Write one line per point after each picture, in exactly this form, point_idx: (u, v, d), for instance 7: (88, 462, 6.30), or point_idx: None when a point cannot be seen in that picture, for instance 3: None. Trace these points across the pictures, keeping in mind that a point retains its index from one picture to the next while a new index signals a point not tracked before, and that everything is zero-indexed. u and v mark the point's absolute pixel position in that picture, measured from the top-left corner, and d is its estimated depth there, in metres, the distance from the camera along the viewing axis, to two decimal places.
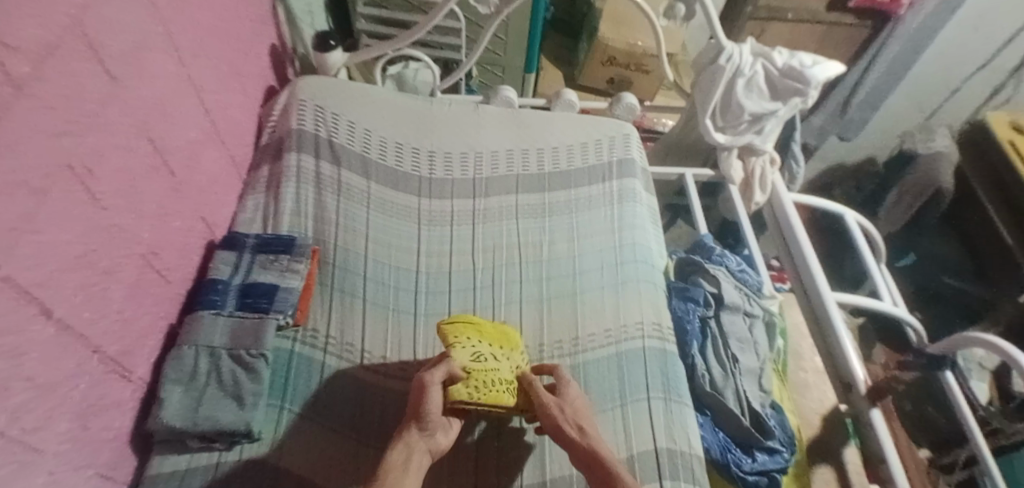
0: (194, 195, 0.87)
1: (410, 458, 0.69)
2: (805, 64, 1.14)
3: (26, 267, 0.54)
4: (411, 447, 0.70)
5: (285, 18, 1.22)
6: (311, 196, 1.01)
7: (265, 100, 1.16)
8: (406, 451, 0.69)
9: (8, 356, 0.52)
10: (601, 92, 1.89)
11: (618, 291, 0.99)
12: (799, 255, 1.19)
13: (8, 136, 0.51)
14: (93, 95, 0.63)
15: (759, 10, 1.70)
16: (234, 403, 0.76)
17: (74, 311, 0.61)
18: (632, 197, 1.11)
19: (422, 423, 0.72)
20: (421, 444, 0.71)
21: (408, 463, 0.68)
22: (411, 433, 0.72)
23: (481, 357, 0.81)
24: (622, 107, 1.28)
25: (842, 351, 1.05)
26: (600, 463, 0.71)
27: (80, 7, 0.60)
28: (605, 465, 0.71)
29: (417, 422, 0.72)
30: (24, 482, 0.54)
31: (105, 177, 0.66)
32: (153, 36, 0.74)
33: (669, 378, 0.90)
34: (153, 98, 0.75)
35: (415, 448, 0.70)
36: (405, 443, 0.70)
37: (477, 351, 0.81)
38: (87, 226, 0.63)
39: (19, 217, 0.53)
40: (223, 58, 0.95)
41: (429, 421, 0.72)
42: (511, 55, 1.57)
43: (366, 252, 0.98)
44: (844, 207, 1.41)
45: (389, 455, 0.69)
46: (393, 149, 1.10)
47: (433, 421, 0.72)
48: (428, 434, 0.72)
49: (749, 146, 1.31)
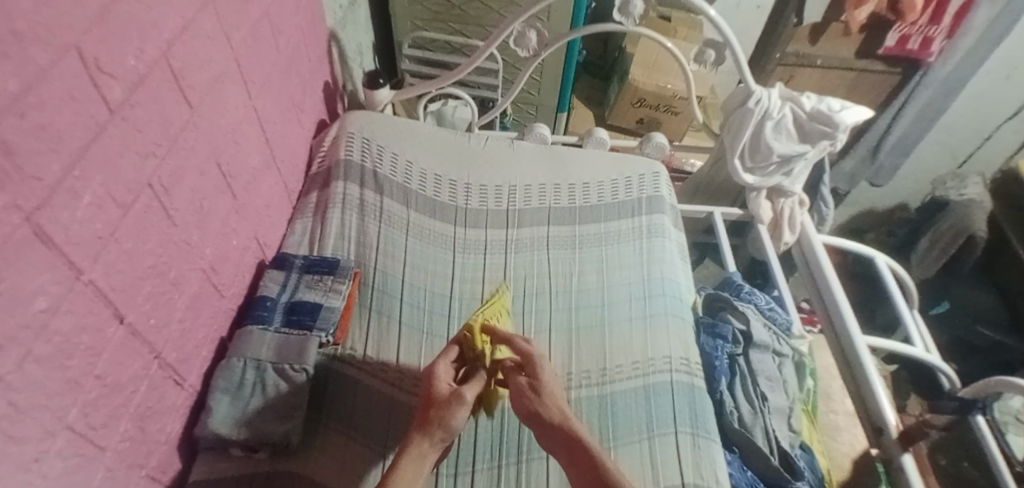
0: (251, 216, 0.94)
1: (418, 468, 0.70)
2: (833, 109, 1.18)
3: (107, 274, 0.59)
4: (424, 458, 0.71)
5: (338, 57, 1.31)
6: (355, 221, 1.07)
7: (316, 132, 1.23)
8: (416, 465, 0.70)
9: (83, 353, 0.56)
10: (632, 132, 1.96)
11: (646, 324, 1.00)
12: (830, 299, 1.19)
13: (102, 154, 0.57)
14: (174, 121, 0.70)
15: (788, 57, 1.75)
16: (275, 415, 0.80)
17: (143, 317, 0.66)
18: (661, 233, 1.14)
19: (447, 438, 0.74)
20: (428, 454, 0.72)
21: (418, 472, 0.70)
22: (428, 443, 0.72)
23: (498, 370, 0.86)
24: (652, 146, 1.32)
25: (873, 395, 1.04)
26: (584, 445, 0.71)
27: (171, 44, 0.68)
28: (589, 446, 0.70)
29: (439, 436, 0.73)
30: (85, 474, 0.58)
31: (179, 196, 0.72)
32: (227, 70, 0.82)
33: (697, 413, 0.90)
34: (224, 127, 0.82)
35: (426, 461, 0.71)
36: (428, 449, 0.72)
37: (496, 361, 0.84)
38: (161, 240, 0.69)
39: (103, 227, 0.58)
40: (283, 92, 1.03)
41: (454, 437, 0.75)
42: (545, 96, 1.64)
43: (403, 276, 1.03)
44: (875, 250, 1.41)
45: (399, 467, 0.69)
46: (432, 180, 1.16)
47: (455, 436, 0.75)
48: (438, 440, 0.73)
49: (778, 187, 1.33)
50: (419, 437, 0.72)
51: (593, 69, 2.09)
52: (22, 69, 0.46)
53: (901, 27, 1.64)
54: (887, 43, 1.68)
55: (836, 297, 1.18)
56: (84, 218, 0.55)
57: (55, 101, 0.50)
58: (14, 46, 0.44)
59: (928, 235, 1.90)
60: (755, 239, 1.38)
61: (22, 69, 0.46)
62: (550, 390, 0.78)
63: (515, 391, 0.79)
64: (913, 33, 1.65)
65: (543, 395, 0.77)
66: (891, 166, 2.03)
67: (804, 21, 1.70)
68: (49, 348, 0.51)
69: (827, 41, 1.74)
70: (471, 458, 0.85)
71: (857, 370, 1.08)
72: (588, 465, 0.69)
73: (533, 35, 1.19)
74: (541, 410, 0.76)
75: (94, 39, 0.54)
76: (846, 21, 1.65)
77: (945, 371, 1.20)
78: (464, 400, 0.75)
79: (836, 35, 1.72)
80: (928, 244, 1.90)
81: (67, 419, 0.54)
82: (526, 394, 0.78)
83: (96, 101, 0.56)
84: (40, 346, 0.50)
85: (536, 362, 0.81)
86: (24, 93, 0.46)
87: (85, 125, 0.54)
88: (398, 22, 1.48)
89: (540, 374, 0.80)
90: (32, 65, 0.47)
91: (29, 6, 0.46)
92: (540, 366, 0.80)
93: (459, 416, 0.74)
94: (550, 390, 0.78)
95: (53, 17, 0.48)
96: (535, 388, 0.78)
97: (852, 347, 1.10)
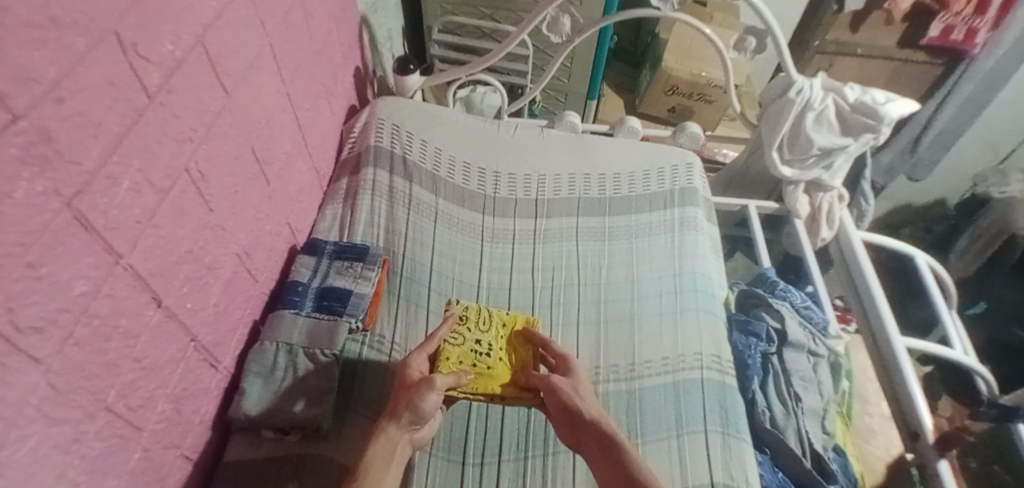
0: (284, 202, 0.94)
1: (389, 451, 0.71)
2: (878, 101, 1.14)
3: (145, 259, 0.60)
4: (395, 441, 0.71)
5: (369, 42, 1.30)
6: (384, 208, 1.07)
7: (347, 118, 1.23)
8: (387, 448, 0.71)
9: (123, 337, 0.57)
10: (663, 120, 1.92)
11: (677, 319, 0.98)
12: (868, 299, 1.16)
13: (140, 140, 0.58)
14: (210, 107, 0.70)
15: (827, 45, 1.71)
16: (306, 400, 0.81)
17: (180, 300, 0.67)
18: (693, 226, 1.12)
19: (408, 421, 0.73)
20: (399, 437, 0.72)
21: (388, 457, 0.70)
22: (396, 426, 0.72)
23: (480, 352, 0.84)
24: (686, 136, 1.28)
25: (910, 397, 1.01)
26: (611, 442, 0.72)
27: (206, 29, 0.68)
28: (614, 442, 0.71)
29: (405, 417, 0.73)
30: (123, 454, 0.60)
31: (215, 182, 0.72)
32: (262, 57, 0.82)
33: (728, 412, 0.89)
34: (258, 113, 0.83)
35: (396, 450, 0.71)
36: (398, 433, 0.72)
37: (485, 344, 0.86)
38: (197, 225, 0.69)
39: (142, 213, 0.59)
40: (315, 78, 1.03)
41: (417, 419, 0.73)
42: (576, 83, 1.62)
43: (432, 263, 1.03)
44: (915, 249, 1.37)
45: (368, 450, 0.70)
46: (461, 168, 1.15)
47: (418, 418, 0.73)
48: (405, 422, 0.73)
49: (816, 181, 1.29)
50: (388, 422, 0.73)
51: (623, 55, 2.05)
52: (60, 55, 0.46)
53: (946, 17, 1.58)
54: (930, 34, 1.62)
55: (874, 296, 1.14)
56: (122, 204, 0.56)
57: (93, 88, 0.51)
58: (50, 31, 0.45)
59: (968, 232, 1.89)
60: (791, 234, 1.34)
61: (59, 56, 0.46)
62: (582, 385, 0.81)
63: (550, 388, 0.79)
64: (957, 24, 1.59)
65: (577, 389, 0.80)
66: (930, 160, 1.97)
67: (845, 8, 1.63)
68: (89, 332, 0.52)
69: (867, 29, 1.66)
70: (498, 449, 0.84)
71: (894, 373, 1.05)
72: (613, 464, 0.70)
73: (567, 22, 1.14)
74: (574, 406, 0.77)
75: (131, 25, 0.55)
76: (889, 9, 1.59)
77: (982, 374, 1.17)
78: (434, 384, 0.74)
79: (878, 24, 1.65)
80: (969, 241, 1.90)
81: (106, 401, 0.56)
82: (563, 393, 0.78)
83: (134, 86, 0.56)
84: (80, 329, 0.51)
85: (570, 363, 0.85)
86: (62, 79, 0.47)
87: (123, 112, 0.55)
88: (428, 7, 1.47)
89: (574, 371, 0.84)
90: (69, 50, 0.47)
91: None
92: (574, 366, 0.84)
93: (427, 400, 0.73)
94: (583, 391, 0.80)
95: (89, 3, 0.49)
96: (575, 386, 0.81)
97: (890, 349, 1.07)
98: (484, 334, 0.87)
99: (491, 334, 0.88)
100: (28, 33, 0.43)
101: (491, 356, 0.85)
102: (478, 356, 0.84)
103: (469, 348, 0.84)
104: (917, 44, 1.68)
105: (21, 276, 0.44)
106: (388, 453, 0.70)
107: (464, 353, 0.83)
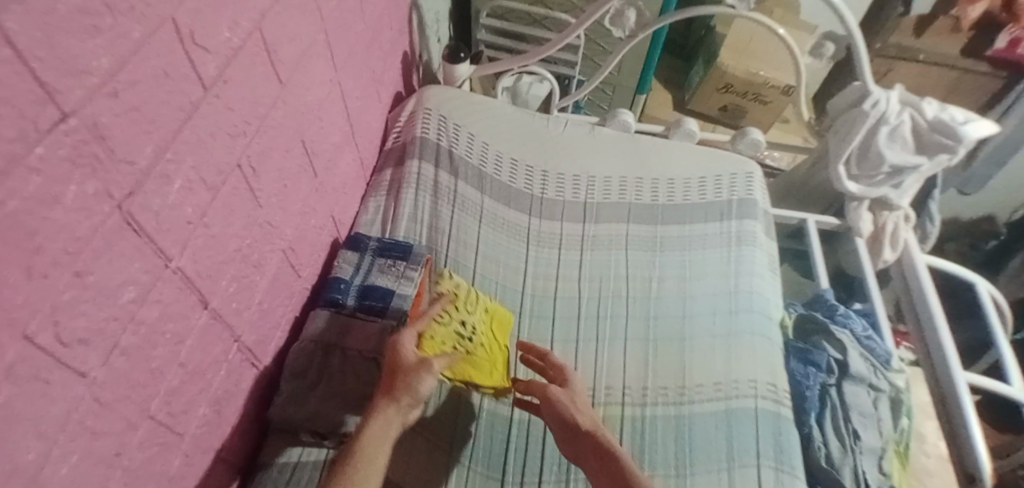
0: (330, 194, 0.91)
1: (384, 434, 0.67)
2: (957, 120, 1.05)
3: (195, 261, 0.57)
4: (389, 423, 0.68)
5: (417, 26, 1.25)
6: (428, 203, 1.02)
7: (392, 106, 1.18)
8: (382, 430, 0.67)
9: (169, 343, 0.55)
10: (713, 119, 1.84)
11: (731, 343, 0.93)
12: (932, 329, 1.08)
13: (195, 135, 0.54)
14: (265, 98, 0.66)
15: (889, 48, 1.70)
16: (346, 405, 0.78)
17: (227, 301, 0.64)
18: (751, 241, 1.05)
19: (398, 401, 0.69)
20: (397, 419, 0.69)
21: (383, 441, 0.67)
22: (393, 407, 0.69)
23: (462, 334, 0.83)
24: (746, 143, 1.21)
25: (969, 440, 0.96)
26: (612, 459, 0.69)
27: (264, 15, 0.63)
28: (619, 465, 0.68)
29: (400, 399, 0.69)
30: (164, 462, 0.57)
31: (265, 177, 0.69)
32: (317, 43, 0.78)
33: (783, 446, 0.84)
34: (310, 103, 0.79)
35: (390, 431, 0.68)
36: (395, 414, 0.69)
37: (469, 327, 0.84)
38: (247, 222, 0.66)
39: (193, 212, 0.55)
40: (366, 65, 0.98)
41: (408, 402, 0.70)
42: (625, 76, 1.55)
43: (475, 266, 0.99)
44: (977, 276, 1.29)
45: (365, 432, 0.67)
46: (509, 166, 1.10)
47: (408, 401, 0.70)
48: (405, 406, 0.69)
49: (883, 199, 1.21)
50: (386, 403, 0.69)
51: (673, 48, 1.96)
52: (116, 44, 0.42)
53: (1013, 31, 1.58)
54: (997, 45, 1.62)
55: (937, 327, 1.07)
56: (175, 204, 0.52)
57: (149, 79, 0.46)
58: (106, 18, 0.40)
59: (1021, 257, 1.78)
60: (851, 252, 1.27)
61: (115, 45, 0.42)
62: (579, 395, 0.78)
63: (545, 398, 0.77)
64: None
65: (575, 401, 0.77)
66: (983, 175, 1.86)
67: (911, 11, 1.65)
68: (135, 340, 0.49)
69: (932, 36, 1.66)
70: (539, 469, 0.81)
71: (953, 411, 0.99)
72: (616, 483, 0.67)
73: (632, 15, 1.08)
74: (567, 417, 0.75)
75: (189, 10, 0.50)
76: (957, 16, 1.59)
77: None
78: (433, 367, 0.71)
79: (943, 32, 1.65)
80: None
81: (149, 410, 0.53)
82: (556, 401, 0.76)
83: (190, 77, 0.52)
84: (127, 337, 0.48)
85: (567, 372, 0.82)
86: (117, 71, 0.43)
87: (178, 105, 0.51)
88: None
89: (568, 379, 0.81)
90: (126, 39, 0.43)
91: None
92: (569, 376, 0.81)
93: (425, 382, 0.71)
94: (579, 402, 0.78)
95: None
96: (570, 396, 0.78)
97: (951, 385, 1.01)
98: (467, 314, 0.85)
99: (475, 316, 0.86)
100: (82, 20, 0.38)
101: (473, 342, 0.83)
102: (461, 339, 0.82)
103: (454, 330, 0.82)
104: (981, 53, 1.67)
105: (69, 285, 0.41)
106: (383, 437, 0.67)
107: (448, 335, 0.81)
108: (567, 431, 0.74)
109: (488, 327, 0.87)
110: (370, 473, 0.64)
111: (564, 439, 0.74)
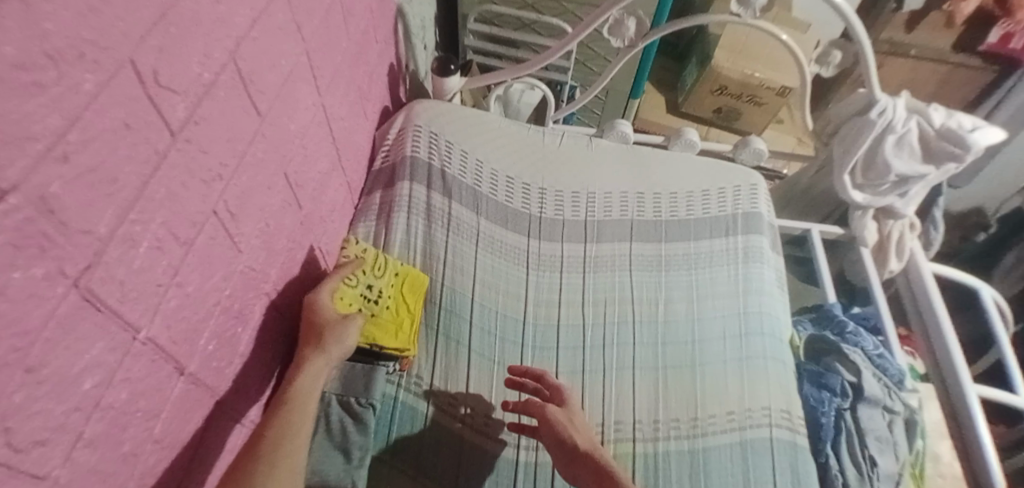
0: (316, 225, 0.85)
1: (314, 384, 0.70)
2: (964, 128, 1.02)
3: (168, 327, 0.51)
4: (318, 372, 0.71)
5: (403, 35, 1.18)
6: (421, 228, 0.97)
7: (379, 122, 1.12)
8: (313, 378, 0.70)
9: (142, 421, 0.49)
10: (708, 121, 1.80)
11: (744, 368, 0.90)
12: (939, 340, 1.05)
13: (164, 188, 0.48)
14: (242, 135, 0.60)
15: (882, 44, 1.66)
16: (341, 457, 0.74)
17: (206, 361, 0.59)
18: (759, 257, 1.01)
19: (323, 348, 0.73)
20: (325, 367, 0.72)
21: (314, 387, 0.70)
22: (319, 356, 0.72)
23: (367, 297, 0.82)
24: (749, 152, 1.17)
25: (983, 458, 0.94)
26: None
27: (239, 44, 0.57)
28: None
29: (326, 350, 0.73)
30: None
31: (246, 220, 0.63)
32: (299, 67, 0.72)
33: (800, 477, 0.81)
34: (293, 131, 0.73)
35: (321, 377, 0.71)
36: (324, 364, 0.72)
37: (376, 290, 0.84)
38: (226, 272, 0.61)
39: (164, 273, 0.50)
40: (352, 83, 0.92)
41: (330, 352, 0.73)
42: (618, 81, 1.50)
43: (474, 293, 0.93)
44: (981, 282, 1.26)
45: (296, 382, 0.69)
46: (504, 183, 1.05)
47: (330, 349, 0.73)
48: (334, 356, 0.73)
49: (887, 208, 1.18)
50: (314, 353, 0.72)
51: (666, 49, 1.92)
52: (65, 98, 0.35)
53: (1006, 25, 1.55)
54: (990, 40, 1.59)
55: (947, 339, 1.03)
56: (142, 269, 0.46)
57: (106, 135, 0.40)
58: (51, 71, 0.34)
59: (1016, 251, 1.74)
60: (856, 261, 1.24)
61: (66, 100, 0.35)
62: (577, 416, 0.77)
63: (545, 420, 0.76)
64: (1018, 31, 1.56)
65: (573, 421, 0.77)
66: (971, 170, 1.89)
67: (904, 7, 1.57)
68: (103, 426, 0.44)
69: (924, 30, 1.62)
70: None
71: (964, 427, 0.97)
72: None
73: (632, 24, 1.03)
74: (567, 438, 0.74)
75: (152, 49, 0.44)
76: (950, 11, 1.53)
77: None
78: (356, 321, 0.76)
79: (937, 27, 1.61)
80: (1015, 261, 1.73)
81: None
82: (555, 421, 0.76)
83: (157, 124, 0.46)
84: (94, 425, 0.43)
85: (564, 390, 0.80)
86: (69, 129, 0.36)
87: (143, 159, 0.45)
88: None
89: (565, 397, 0.79)
90: (77, 92, 0.36)
91: (68, 15, 0.35)
92: (567, 396, 0.79)
93: (351, 334, 0.75)
94: (576, 419, 0.77)
95: (101, 25, 0.38)
96: (568, 415, 0.77)
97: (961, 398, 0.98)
98: (374, 278, 0.85)
99: (383, 280, 0.86)
100: (22, 78, 0.31)
101: (378, 305, 0.83)
102: (365, 302, 0.82)
103: (359, 291, 0.82)
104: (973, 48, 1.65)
105: (20, 385, 0.35)
106: (313, 383, 0.70)
107: (354, 296, 0.81)
108: (567, 453, 0.74)
109: (397, 291, 0.86)
110: (305, 412, 0.67)
111: (563, 462, 0.74)
